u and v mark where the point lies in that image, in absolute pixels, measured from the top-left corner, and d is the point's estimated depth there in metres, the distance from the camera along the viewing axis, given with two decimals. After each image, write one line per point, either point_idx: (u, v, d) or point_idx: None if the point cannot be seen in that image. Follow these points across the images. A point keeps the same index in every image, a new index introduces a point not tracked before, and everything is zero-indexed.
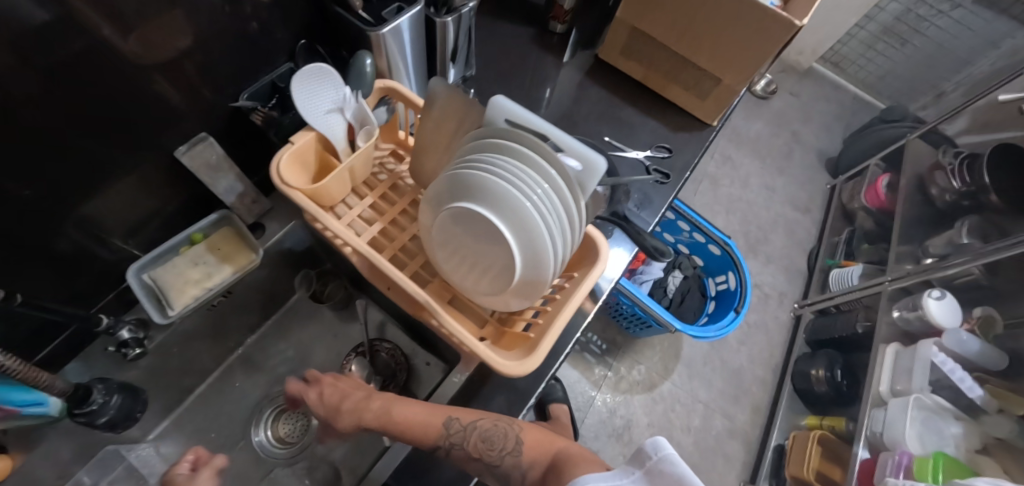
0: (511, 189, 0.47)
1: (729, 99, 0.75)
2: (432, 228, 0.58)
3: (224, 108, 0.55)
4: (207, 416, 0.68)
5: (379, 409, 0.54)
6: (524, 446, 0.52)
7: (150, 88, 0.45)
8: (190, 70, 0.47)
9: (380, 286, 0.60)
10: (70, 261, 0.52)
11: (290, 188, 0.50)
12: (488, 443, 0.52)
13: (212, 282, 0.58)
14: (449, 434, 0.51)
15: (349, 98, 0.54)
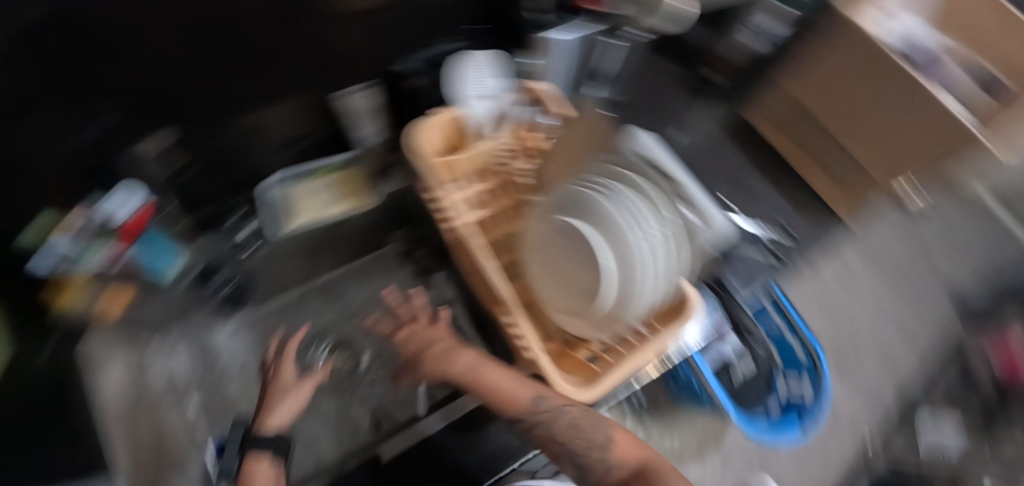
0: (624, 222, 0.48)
1: (868, 192, 0.71)
2: (536, 235, 0.61)
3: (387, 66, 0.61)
4: (278, 324, 0.75)
5: (466, 367, 0.56)
6: (614, 446, 0.49)
7: (337, 32, 0.50)
8: (372, 26, 0.53)
9: (463, 268, 0.63)
10: (224, 155, 0.60)
11: (421, 155, 0.55)
12: (577, 432, 0.49)
13: (327, 215, 0.65)
14: (537, 411, 0.50)
15: (491, 90, 0.58)
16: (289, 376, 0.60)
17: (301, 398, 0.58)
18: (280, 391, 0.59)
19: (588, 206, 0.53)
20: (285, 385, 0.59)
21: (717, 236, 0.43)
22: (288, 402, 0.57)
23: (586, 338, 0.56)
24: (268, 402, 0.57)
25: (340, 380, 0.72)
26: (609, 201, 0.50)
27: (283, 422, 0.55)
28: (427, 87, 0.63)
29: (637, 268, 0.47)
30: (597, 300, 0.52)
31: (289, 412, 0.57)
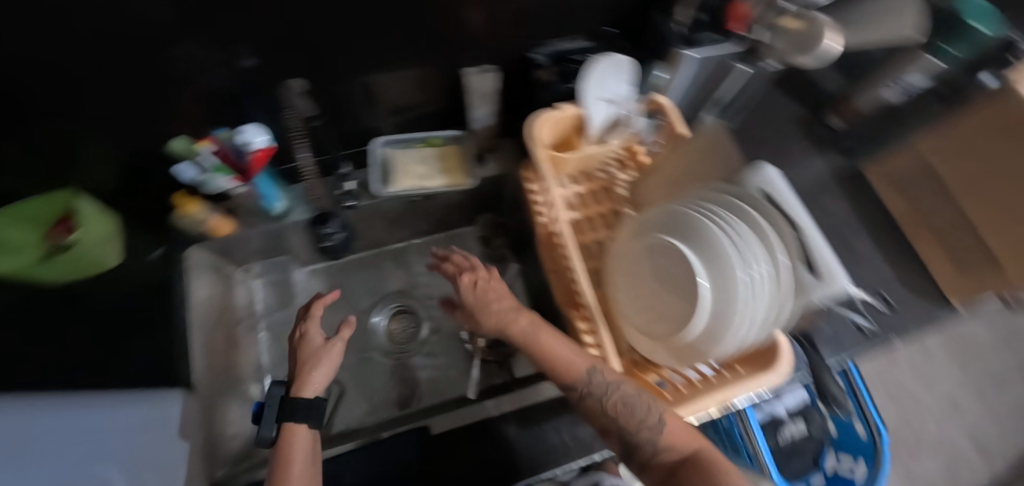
0: (732, 254, 0.48)
1: (997, 288, 0.60)
2: (623, 245, 0.61)
3: (504, 54, 0.62)
4: (354, 279, 0.81)
5: (523, 327, 0.55)
6: (665, 428, 0.46)
7: (459, 7, 0.51)
8: (501, 13, 0.55)
9: (546, 265, 0.64)
10: (340, 106, 0.65)
11: (535, 145, 0.56)
12: (627, 410, 0.47)
13: (426, 184, 0.66)
14: (589, 382, 0.49)
15: (624, 96, 0.57)
16: (315, 342, 0.61)
17: (333, 362, 0.59)
18: (311, 355, 0.59)
19: (695, 229, 0.52)
20: (314, 348, 0.60)
21: (833, 294, 0.42)
22: (319, 375, 0.57)
23: (656, 362, 0.54)
24: (301, 368, 0.58)
25: (397, 348, 0.76)
26: (721, 231, 0.50)
27: (317, 390, 0.57)
28: (555, 81, 0.61)
29: (738, 305, 0.46)
30: (683, 327, 0.50)
31: (324, 377, 0.58)
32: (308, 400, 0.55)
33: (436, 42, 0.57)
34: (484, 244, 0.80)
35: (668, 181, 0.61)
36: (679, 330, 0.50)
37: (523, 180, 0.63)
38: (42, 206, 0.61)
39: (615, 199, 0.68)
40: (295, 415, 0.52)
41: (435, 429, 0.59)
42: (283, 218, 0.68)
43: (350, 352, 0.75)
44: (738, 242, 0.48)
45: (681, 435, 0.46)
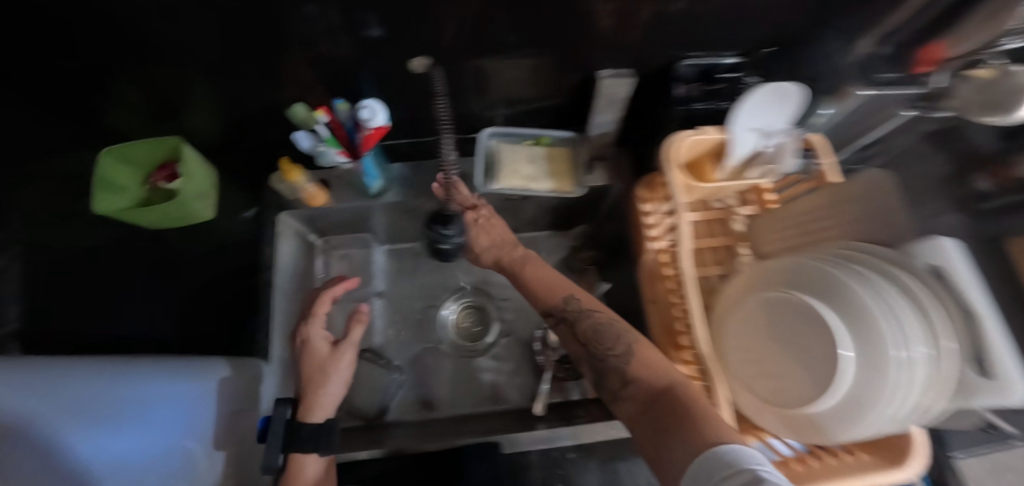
0: (888, 331, 0.41)
1: None
2: (739, 291, 0.55)
3: (629, 62, 0.58)
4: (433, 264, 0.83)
5: (516, 259, 0.67)
6: (634, 357, 0.52)
7: (593, 12, 0.48)
8: (638, 24, 0.51)
9: (644, 295, 0.61)
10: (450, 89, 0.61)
11: (669, 169, 0.51)
12: (596, 335, 0.56)
13: (533, 186, 0.67)
14: (565, 308, 0.60)
15: (780, 130, 0.51)
16: (323, 352, 0.59)
17: (344, 373, 0.58)
18: (318, 370, 0.58)
19: (841, 292, 0.45)
20: (321, 361, 0.58)
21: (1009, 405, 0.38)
22: (328, 398, 0.55)
23: (760, 423, 0.49)
24: (307, 387, 0.56)
25: (465, 346, 0.78)
26: (878, 304, 0.43)
27: (332, 410, 0.55)
28: (698, 98, 0.56)
29: (890, 391, 0.39)
30: (805, 396, 0.45)
31: (334, 398, 0.56)
32: (317, 426, 0.52)
33: (567, 49, 0.54)
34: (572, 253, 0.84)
35: (803, 232, 0.56)
36: (799, 399, 0.45)
37: (638, 198, 0.60)
38: (149, 149, 0.60)
39: (730, 234, 0.64)
40: (305, 444, 0.50)
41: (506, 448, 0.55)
42: (377, 198, 0.70)
43: (422, 333, 0.79)
44: (901, 321, 0.41)
45: (654, 363, 0.50)
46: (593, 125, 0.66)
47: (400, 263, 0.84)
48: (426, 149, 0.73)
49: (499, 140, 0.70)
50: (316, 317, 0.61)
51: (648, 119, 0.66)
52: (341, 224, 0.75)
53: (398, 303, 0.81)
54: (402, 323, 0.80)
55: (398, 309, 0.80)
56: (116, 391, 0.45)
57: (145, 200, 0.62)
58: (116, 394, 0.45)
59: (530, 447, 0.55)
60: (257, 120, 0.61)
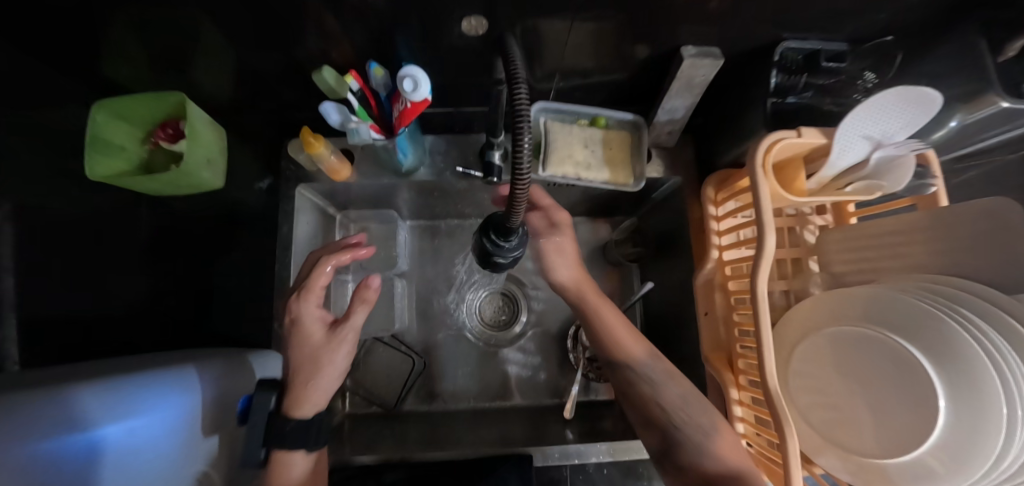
0: (996, 381, 0.35)
1: None
2: (808, 316, 0.50)
3: (715, 43, 0.49)
4: (463, 245, 0.78)
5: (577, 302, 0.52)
6: (717, 438, 0.43)
7: None
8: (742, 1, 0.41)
9: (697, 305, 0.57)
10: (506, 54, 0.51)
11: (758, 174, 0.45)
12: (680, 406, 0.46)
13: (586, 174, 0.60)
14: (645, 366, 0.50)
15: (896, 140, 0.44)
16: (317, 337, 0.48)
17: (337, 367, 0.48)
18: (309, 357, 0.48)
19: (939, 339, 0.39)
20: (316, 348, 0.48)
21: None
22: (316, 394, 0.47)
23: (815, 458, 0.46)
24: (294, 377, 0.47)
25: (491, 334, 0.74)
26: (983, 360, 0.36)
27: (321, 408, 0.48)
28: (795, 92, 0.50)
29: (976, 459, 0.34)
30: (871, 444, 0.40)
31: (326, 393, 0.48)
32: (304, 424, 0.46)
33: (646, 23, 0.45)
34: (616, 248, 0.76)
35: (895, 259, 0.50)
36: (869, 445, 0.40)
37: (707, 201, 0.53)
38: (146, 109, 0.53)
39: (800, 245, 0.59)
40: (290, 444, 0.45)
41: (537, 462, 0.55)
42: (408, 174, 0.63)
43: (447, 318, 0.75)
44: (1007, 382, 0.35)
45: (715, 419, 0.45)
46: (662, 111, 0.58)
47: (426, 241, 0.79)
48: (465, 122, 0.65)
49: (551, 117, 0.63)
50: (308, 294, 0.49)
51: (730, 107, 0.58)
52: (366, 198, 0.70)
53: (425, 285, 0.77)
54: (427, 307, 0.76)
55: (424, 291, 0.76)
56: (120, 396, 0.35)
57: (153, 167, 0.56)
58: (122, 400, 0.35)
59: (564, 464, 0.55)
60: (275, 79, 0.53)
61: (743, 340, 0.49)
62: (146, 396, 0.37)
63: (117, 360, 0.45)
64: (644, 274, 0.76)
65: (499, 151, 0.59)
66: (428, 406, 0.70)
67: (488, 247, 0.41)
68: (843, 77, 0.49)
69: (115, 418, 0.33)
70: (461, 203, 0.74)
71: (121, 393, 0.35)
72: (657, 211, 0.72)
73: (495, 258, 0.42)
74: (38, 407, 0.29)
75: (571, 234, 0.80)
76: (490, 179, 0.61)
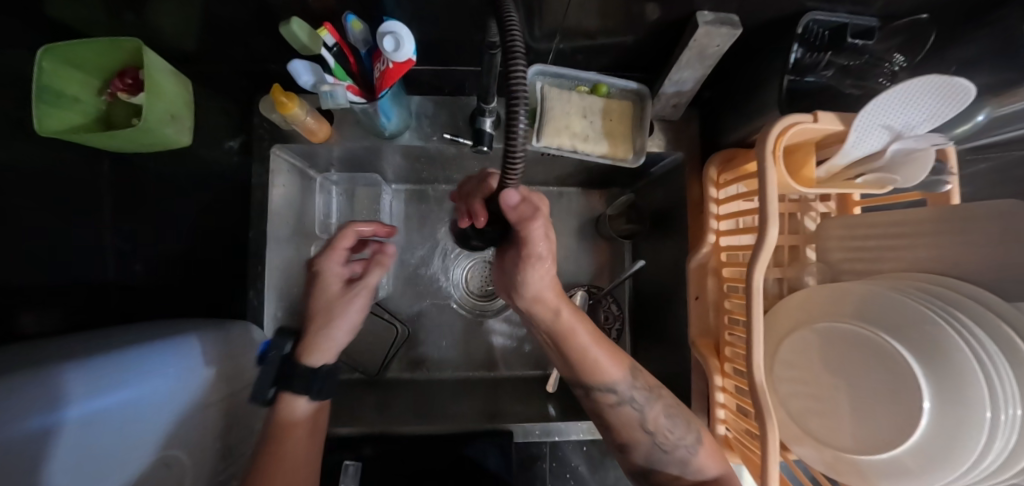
0: (983, 386, 0.35)
1: None
2: (802, 309, 0.49)
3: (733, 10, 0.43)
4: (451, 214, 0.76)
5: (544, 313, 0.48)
6: (701, 447, 0.46)
7: None
8: None
9: (688, 289, 0.56)
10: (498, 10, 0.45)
11: (766, 160, 0.42)
12: (668, 423, 0.48)
13: (584, 147, 0.56)
14: (626, 387, 0.49)
15: (915, 131, 0.41)
16: (334, 293, 0.51)
17: (351, 319, 0.52)
18: (324, 308, 0.51)
19: (931, 341, 0.38)
20: (330, 301, 0.51)
21: None
22: (327, 343, 0.50)
23: (793, 446, 0.48)
24: (310, 326, 0.50)
25: (477, 304, 0.74)
26: (971, 364, 0.36)
27: (334, 355, 0.51)
28: (813, 71, 0.46)
29: (959, 461, 0.35)
30: (850, 439, 0.41)
31: (336, 344, 0.51)
32: (312, 371, 0.49)
33: None
34: (611, 223, 0.74)
35: (895, 251, 0.48)
36: (849, 439, 0.41)
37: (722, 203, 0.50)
38: (99, 56, 0.47)
39: (799, 232, 0.57)
40: (296, 387, 0.48)
41: (518, 438, 0.57)
42: (392, 138, 0.59)
43: (434, 288, 0.74)
44: (992, 383, 0.35)
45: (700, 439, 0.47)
46: (669, 82, 0.54)
47: (413, 207, 0.76)
48: (455, 83, 0.59)
49: (549, 82, 0.58)
50: (330, 259, 0.51)
51: (744, 82, 0.53)
52: (348, 161, 0.66)
53: (411, 253, 0.75)
54: (413, 275, 0.74)
55: (410, 259, 0.75)
56: (104, 374, 0.35)
57: (115, 120, 0.51)
58: (104, 378, 0.35)
59: (544, 440, 0.57)
60: (239, 26, 0.47)
61: (731, 329, 0.49)
62: (121, 372, 0.36)
63: (92, 335, 0.44)
64: (636, 250, 0.75)
65: (490, 119, 0.55)
66: (412, 373, 0.71)
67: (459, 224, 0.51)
68: (869, 60, 0.46)
69: (88, 396, 0.33)
70: (450, 169, 0.70)
71: (100, 368, 0.35)
72: (654, 186, 0.69)
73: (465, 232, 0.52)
74: (24, 382, 0.29)
75: (564, 205, 0.77)
76: (479, 148, 0.57)
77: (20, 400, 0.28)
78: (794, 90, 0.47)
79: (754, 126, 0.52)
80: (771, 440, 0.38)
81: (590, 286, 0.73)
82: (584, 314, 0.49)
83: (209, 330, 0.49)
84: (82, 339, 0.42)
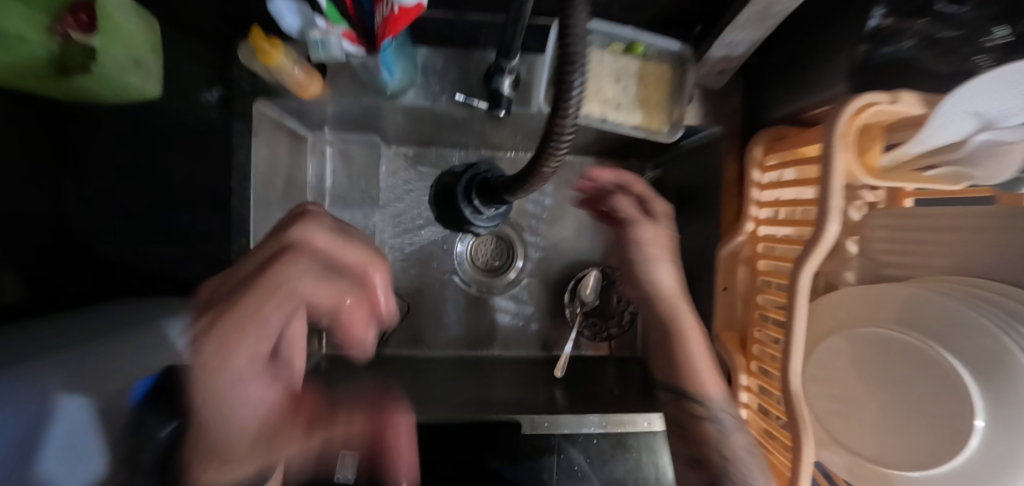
0: None
1: None
2: (845, 308, 0.46)
3: None
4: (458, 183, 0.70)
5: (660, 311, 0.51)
6: None
7: None
8: None
9: (715, 279, 0.52)
10: None
11: (833, 147, 0.37)
12: (740, 460, 0.42)
13: (616, 117, 0.49)
14: (719, 407, 0.46)
15: (1008, 121, 0.35)
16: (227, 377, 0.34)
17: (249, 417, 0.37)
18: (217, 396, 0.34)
19: (987, 356, 0.35)
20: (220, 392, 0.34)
21: None
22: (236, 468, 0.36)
23: (822, 455, 0.46)
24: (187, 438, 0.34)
25: (483, 280, 0.70)
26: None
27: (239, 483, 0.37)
28: (897, 37, 0.39)
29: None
30: (885, 452, 0.39)
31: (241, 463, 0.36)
32: None
33: None
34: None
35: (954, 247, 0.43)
36: (883, 451, 0.39)
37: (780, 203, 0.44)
38: None
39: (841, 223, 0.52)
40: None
41: (525, 430, 0.54)
42: (393, 97, 0.52)
43: (438, 262, 0.70)
44: None
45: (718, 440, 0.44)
46: (719, 44, 0.46)
47: (416, 173, 0.70)
48: (469, 33, 0.51)
49: None
50: (230, 338, 0.33)
51: (805, 47, 0.46)
52: (344, 119, 0.58)
53: (414, 224, 0.70)
54: (416, 248, 0.69)
55: (412, 229, 0.70)
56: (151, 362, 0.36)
57: None
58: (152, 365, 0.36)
59: (552, 432, 0.54)
60: None
61: (762, 326, 0.46)
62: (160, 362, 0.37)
63: (58, 326, 0.39)
64: None
65: (510, 80, 0.48)
66: (411, 350, 0.68)
67: (464, 214, 0.35)
68: (961, 31, 0.39)
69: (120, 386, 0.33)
70: (457, 133, 0.63)
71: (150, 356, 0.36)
72: (682, 161, 0.63)
73: (468, 226, 0.36)
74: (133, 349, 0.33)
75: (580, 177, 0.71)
76: (495, 112, 0.50)
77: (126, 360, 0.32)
78: (870, 61, 0.40)
79: (811, 99, 0.45)
80: (805, 451, 0.36)
81: (603, 266, 0.66)
82: (700, 324, 0.49)
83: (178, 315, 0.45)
84: (48, 330, 0.37)
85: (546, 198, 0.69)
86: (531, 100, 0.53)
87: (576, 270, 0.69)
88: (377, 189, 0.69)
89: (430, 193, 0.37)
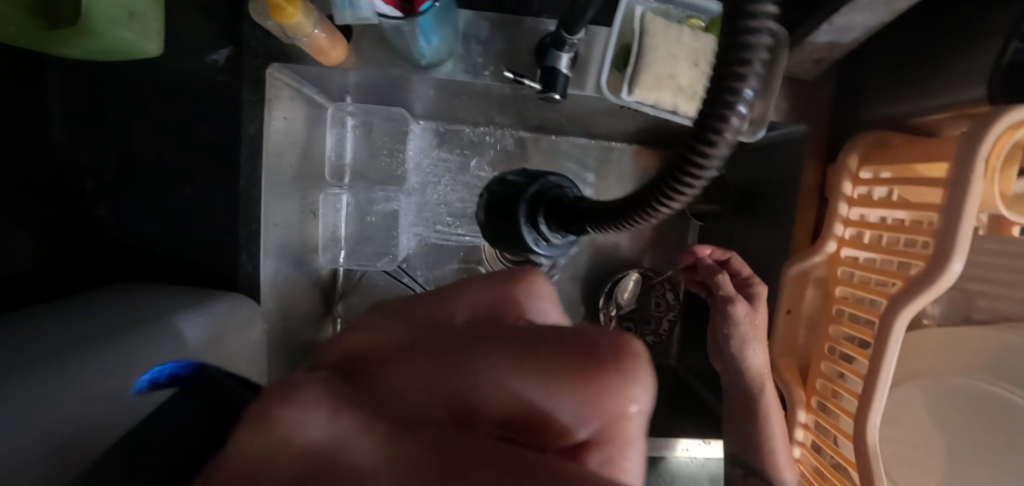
0: None
1: None
2: (929, 349, 0.41)
3: None
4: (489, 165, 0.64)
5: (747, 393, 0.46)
6: None
7: None
8: None
9: (777, 298, 0.47)
10: None
11: (965, 173, 0.30)
12: None
13: (688, 108, 0.42)
14: None
15: None
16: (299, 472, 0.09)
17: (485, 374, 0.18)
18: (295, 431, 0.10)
19: None
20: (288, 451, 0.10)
21: None
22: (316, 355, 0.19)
23: None
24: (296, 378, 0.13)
25: None
26: None
27: None
28: None
29: None
30: None
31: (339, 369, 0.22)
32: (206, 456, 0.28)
33: None
34: None
35: None
36: None
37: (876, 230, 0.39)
38: None
39: None
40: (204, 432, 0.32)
41: None
42: (427, 68, 0.44)
43: (463, 251, 0.65)
44: None
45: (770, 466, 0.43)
46: (826, 28, 0.38)
47: (444, 150, 0.64)
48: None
49: (650, 9, 0.42)
50: None
51: (934, 37, 0.38)
52: (368, 88, 0.52)
53: (440, 207, 0.65)
54: (441, 235, 0.65)
55: (437, 213, 0.65)
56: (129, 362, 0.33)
57: (61, 18, 0.38)
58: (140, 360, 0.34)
59: None
60: None
61: (830, 360, 0.42)
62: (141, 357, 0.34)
63: (51, 319, 0.35)
64: (703, 232, 0.64)
65: (569, 57, 0.41)
66: None
67: (526, 238, 0.35)
68: None
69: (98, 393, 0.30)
70: (494, 110, 0.56)
71: (121, 360, 0.33)
72: (746, 160, 0.55)
73: (526, 250, 0.36)
74: (134, 353, 0.34)
75: (619, 166, 0.66)
76: (548, 95, 0.42)
77: (136, 350, 0.34)
78: None
79: (927, 104, 0.38)
80: None
81: (644, 269, 0.62)
82: (790, 405, 0.45)
83: (183, 315, 0.39)
84: (52, 325, 0.34)
85: (586, 188, 0.65)
86: (587, 81, 0.44)
87: (611, 269, 0.64)
88: (399, 167, 0.62)
89: (481, 205, 0.38)
